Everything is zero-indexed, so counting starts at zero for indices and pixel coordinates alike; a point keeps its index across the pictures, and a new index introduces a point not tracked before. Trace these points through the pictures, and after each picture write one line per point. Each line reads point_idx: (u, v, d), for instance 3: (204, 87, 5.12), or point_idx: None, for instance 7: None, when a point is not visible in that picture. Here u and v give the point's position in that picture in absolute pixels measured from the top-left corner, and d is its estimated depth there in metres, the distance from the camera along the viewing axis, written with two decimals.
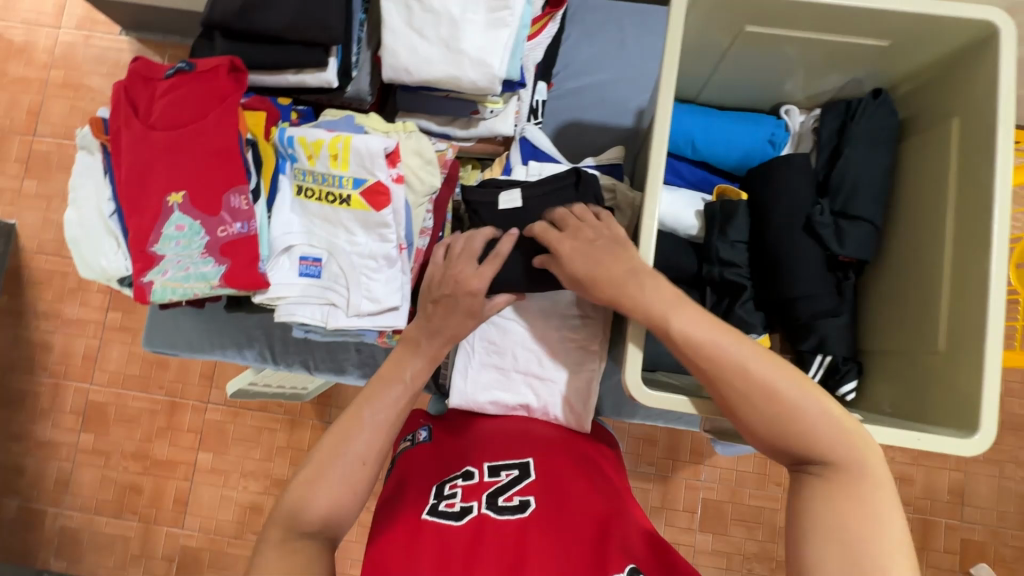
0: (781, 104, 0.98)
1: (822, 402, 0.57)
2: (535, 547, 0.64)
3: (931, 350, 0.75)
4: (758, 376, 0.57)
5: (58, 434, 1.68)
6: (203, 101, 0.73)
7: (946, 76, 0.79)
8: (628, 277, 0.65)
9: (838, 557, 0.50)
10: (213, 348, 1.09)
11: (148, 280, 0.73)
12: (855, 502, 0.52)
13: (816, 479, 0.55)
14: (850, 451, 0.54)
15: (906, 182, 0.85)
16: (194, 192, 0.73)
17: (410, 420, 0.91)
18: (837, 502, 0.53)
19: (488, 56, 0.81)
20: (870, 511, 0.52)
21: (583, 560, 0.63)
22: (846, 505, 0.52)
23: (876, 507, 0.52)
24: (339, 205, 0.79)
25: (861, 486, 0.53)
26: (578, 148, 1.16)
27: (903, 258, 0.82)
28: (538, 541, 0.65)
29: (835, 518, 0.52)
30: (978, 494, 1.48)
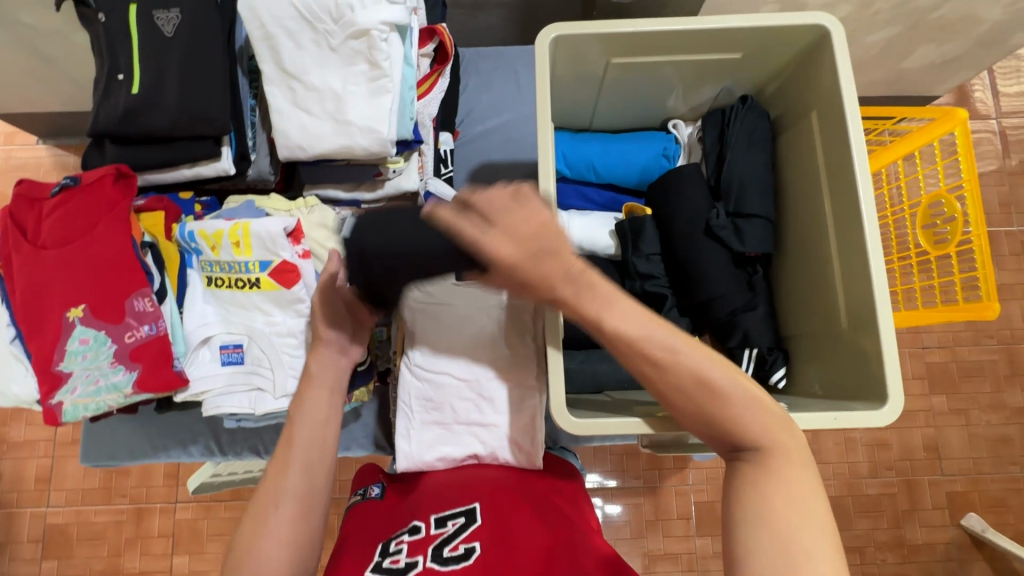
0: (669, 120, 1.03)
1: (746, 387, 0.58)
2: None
3: (838, 327, 0.79)
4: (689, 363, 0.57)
5: (19, 567, 1.58)
6: (92, 213, 0.73)
7: (799, 76, 0.86)
8: None
9: (766, 538, 0.50)
10: (157, 452, 1.06)
11: (58, 400, 0.72)
12: (773, 480, 0.53)
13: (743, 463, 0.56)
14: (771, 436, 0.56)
15: (787, 175, 0.90)
16: (94, 304, 0.72)
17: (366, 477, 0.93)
18: (758, 481, 0.54)
19: (376, 122, 0.83)
20: (785, 486, 0.53)
21: None
22: (770, 486, 0.53)
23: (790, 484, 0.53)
24: (250, 288, 0.80)
25: (779, 465, 0.54)
26: (495, 188, 1.19)
27: (799, 245, 0.87)
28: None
29: (757, 503, 0.52)
30: (951, 445, 1.52)
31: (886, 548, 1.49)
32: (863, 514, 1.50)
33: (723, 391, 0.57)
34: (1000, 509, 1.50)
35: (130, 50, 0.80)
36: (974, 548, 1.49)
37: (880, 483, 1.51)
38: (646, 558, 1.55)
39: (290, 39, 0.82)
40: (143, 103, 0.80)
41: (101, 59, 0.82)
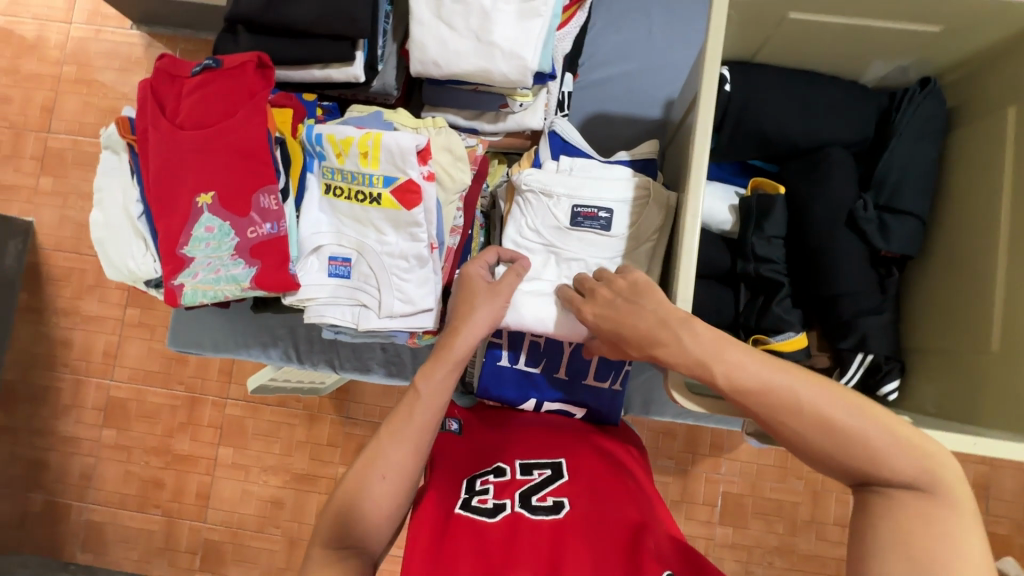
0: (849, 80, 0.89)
1: (886, 421, 0.53)
2: (572, 542, 0.61)
3: (983, 351, 0.73)
4: (811, 403, 0.54)
5: (81, 429, 1.70)
6: (232, 99, 0.71)
7: (1003, 64, 0.76)
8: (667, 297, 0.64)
9: None
10: (238, 348, 1.08)
11: (178, 283, 0.72)
12: (929, 526, 0.48)
13: (888, 500, 0.51)
14: (925, 474, 0.50)
15: (955, 175, 0.81)
16: (224, 193, 0.71)
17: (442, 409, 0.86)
18: (908, 524, 0.49)
19: (521, 48, 0.78)
20: (945, 534, 0.48)
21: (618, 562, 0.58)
22: (925, 529, 0.48)
23: (951, 530, 0.48)
24: (369, 204, 0.77)
25: (936, 508, 0.49)
26: (603, 141, 1.12)
27: (950, 255, 0.80)
28: (574, 539, 0.61)
29: (910, 548, 0.48)
30: (1003, 487, 1.45)
31: None
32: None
33: (871, 433, 0.52)
34: None
35: None
36: None
37: None
38: None
39: None
40: None
41: None
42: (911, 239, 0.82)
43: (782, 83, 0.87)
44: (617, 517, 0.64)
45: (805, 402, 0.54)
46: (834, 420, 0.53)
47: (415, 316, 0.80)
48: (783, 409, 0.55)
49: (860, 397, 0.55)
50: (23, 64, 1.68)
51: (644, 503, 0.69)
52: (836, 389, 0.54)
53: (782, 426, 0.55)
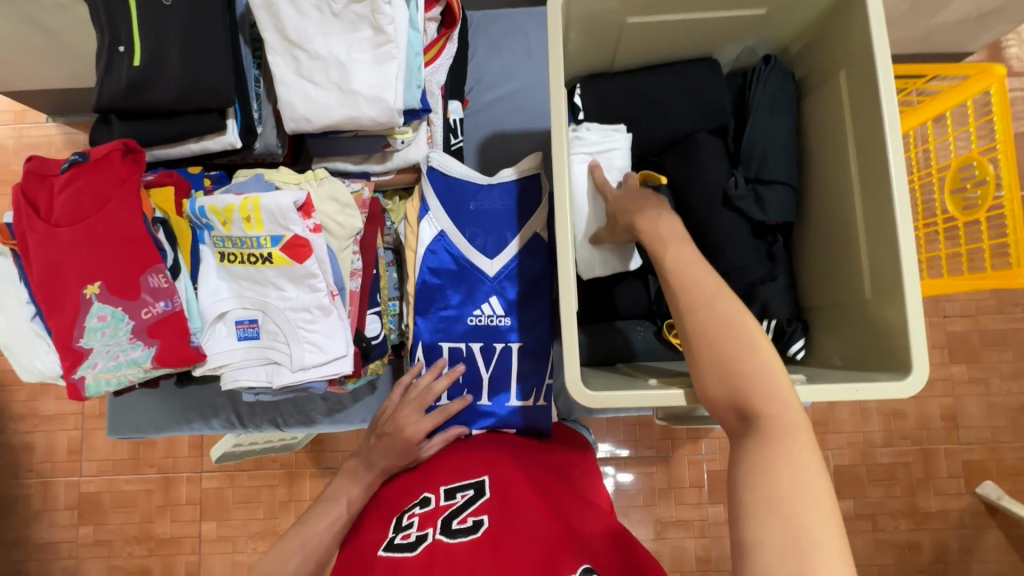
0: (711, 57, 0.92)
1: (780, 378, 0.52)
2: (484, 562, 0.58)
3: (862, 298, 0.77)
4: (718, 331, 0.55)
5: (57, 532, 1.65)
6: (103, 188, 0.73)
7: (829, 33, 0.81)
8: None
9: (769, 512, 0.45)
10: (180, 425, 1.08)
11: (80, 375, 0.73)
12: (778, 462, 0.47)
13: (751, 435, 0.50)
14: (786, 412, 0.50)
15: (812, 139, 0.86)
16: (110, 280, 0.72)
17: None
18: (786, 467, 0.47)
19: (382, 91, 0.81)
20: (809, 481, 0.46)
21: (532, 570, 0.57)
22: (774, 462, 0.47)
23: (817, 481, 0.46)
24: (262, 263, 0.79)
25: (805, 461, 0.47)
26: (506, 159, 1.16)
27: (821, 213, 0.84)
28: (490, 552, 0.60)
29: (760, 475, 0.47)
30: (968, 414, 1.49)
31: (898, 516, 1.49)
32: (876, 482, 1.50)
33: (748, 366, 0.53)
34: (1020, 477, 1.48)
35: (130, 22, 0.79)
36: (988, 515, 1.48)
37: (894, 452, 1.50)
38: (657, 524, 1.56)
39: (292, 5, 0.79)
40: (146, 77, 0.78)
41: (101, 31, 0.81)
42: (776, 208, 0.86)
43: (640, 81, 0.92)
44: (539, 524, 0.63)
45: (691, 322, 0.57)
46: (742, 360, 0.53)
47: (329, 365, 0.81)
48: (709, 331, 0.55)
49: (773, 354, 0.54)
50: None
51: (564, 512, 0.67)
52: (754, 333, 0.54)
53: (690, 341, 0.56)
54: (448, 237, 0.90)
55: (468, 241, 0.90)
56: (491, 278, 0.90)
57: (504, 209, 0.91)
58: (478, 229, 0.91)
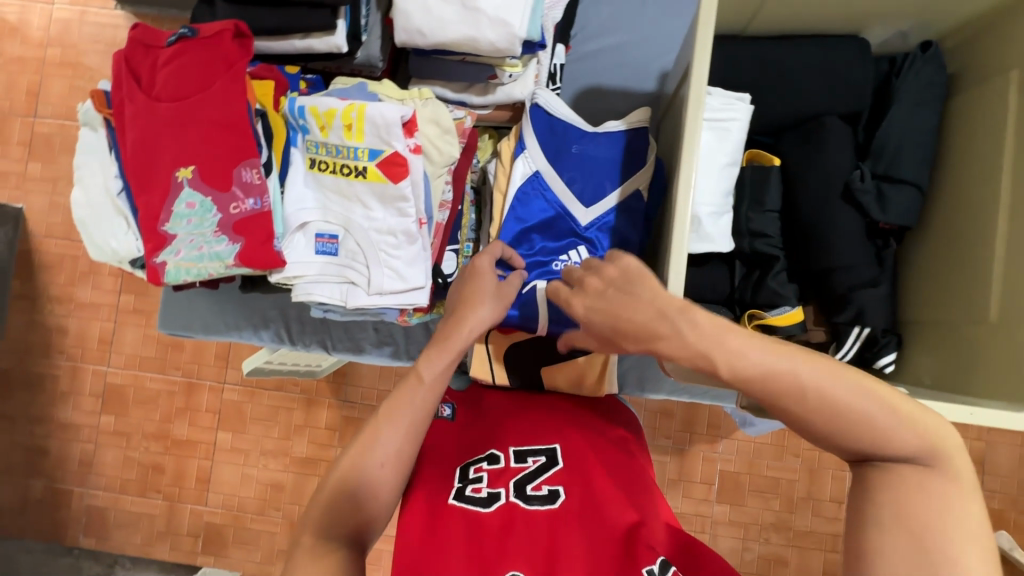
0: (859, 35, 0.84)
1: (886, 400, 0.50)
2: (563, 538, 0.62)
3: (980, 321, 0.72)
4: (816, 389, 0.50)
5: (79, 416, 1.69)
6: (209, 69, 0.69)
7: (1006, 26, 0.73)
8: None
9: (907, 544, 0.46)
10: (229, 330, 1.07)
11: (161, 261, 0.71)
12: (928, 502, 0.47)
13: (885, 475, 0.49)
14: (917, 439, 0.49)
15: (954, 142, 0.79)
16: (204, 167, 0.69)
17: None
18: (912, 494, 0.47)
19: (507, 15, 0.76)
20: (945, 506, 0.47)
21: (607, 561, 0.59)
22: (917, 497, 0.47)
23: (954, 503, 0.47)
24: (355, 177, 0.76)
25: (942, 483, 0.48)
26: (598, 115, 1.10)
27: (949, 223, 0.78)
28: (567, 532, 0.62)
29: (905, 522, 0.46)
30: (999, 462, 1.45)
31: None
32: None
33: (858, 408, 0.49)
34: None
35: None
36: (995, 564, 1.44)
37: None
38: None
39: None
40: None
41: None
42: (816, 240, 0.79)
43: (776, 49, 0.85)
44: (613, 510, 0.64)
45: (772, 395, 0.51)
46: (837, 397, 0.50)
47: (405, 294, 0.79)
48: (791, 391, 0.50)
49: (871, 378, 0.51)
50: (5, 47, 1.63)
51: (637, 496, 0.67)
52: (845, 369, 0.51)
53: (783, 407, 0.51)
54: (542, 178, 0.86)
55: (565, 186, 0.86)
56: (582, 227, 0.87)
57: (608, 158, 0.87)
58: (576, 174, 0.87)
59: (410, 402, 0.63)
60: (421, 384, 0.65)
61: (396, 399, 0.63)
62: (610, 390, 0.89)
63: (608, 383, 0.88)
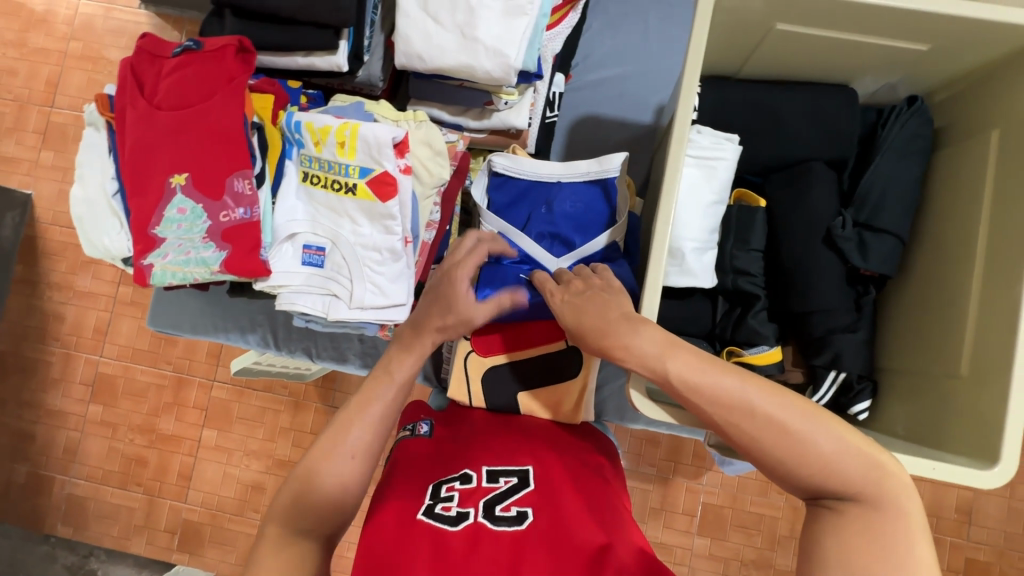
0: (851, 84, 0.86)
1: (838, 434, 0.54)
2: (530, 557, 0.58)
3: (953, 376, 0.71)
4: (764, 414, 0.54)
5: (68, 404, 1.70)
6: (211, 81, 0.72)
7: (991, 85, 0.74)
8: (620, 325, 0.63)
9: None
10: (217, 331, 1.09)
11: (148, 262, 0.73)
12: (872, 538, 0.49)
13: (835, 511, 0.52)
14: (863, 479, 0.52)
15: (938, 196, 0.80)
16: (197, 175, 0.71)
17: (409, 412, 0.86)
18: (855, 535, 0.50)
19: (504, 45, 0.78)
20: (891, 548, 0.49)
21: None
22: (860, 536, 0.50)
23: (900, 546, 0.49)
24: (345, 193, 0.77)
25: (888, 523, 0.50)
26: (595, 144, 1.12)
27: (928, 275, 0.79)
28: (534, 551, 0.59)
29: (847, 551, 0.50)
30: (986, 513, 1.43)
31: None
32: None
33: (812, 441, 0.53)
34: None
35: None
36: None
37: None
38: None
39: None
40: None
41: None
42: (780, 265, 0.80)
43: (768, 94, 0.87)
44: (583, 533, 0.61)
45: (729, 423, 0.56)
46: (786, 426, 0.54)
47: (386, 310, 0.80)
48: (739, 414, 0.55)
49: (823, 411, 0.55)
50: (28, 38, 1.68)
51: (608, 521, 0.64)
52: (798, 400, 0.55)
53: (737, 429, 0.55)
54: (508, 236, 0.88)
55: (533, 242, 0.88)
56: None
57: (585, 216, 0.88)
58: (545, 231, 0.88)
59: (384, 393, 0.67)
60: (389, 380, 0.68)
61: (367, 395, 0.66)
62: (588, 417, 0.88)
63: (585, 411, 0.87)
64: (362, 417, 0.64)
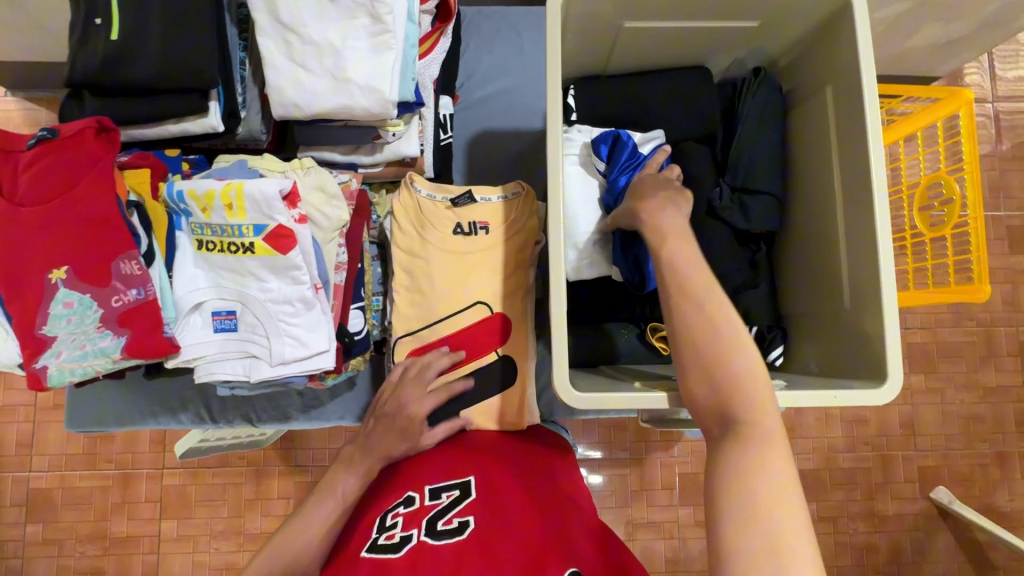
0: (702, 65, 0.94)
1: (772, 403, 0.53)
2: (471, 562, 0.58)
3: (840, 308, 0.79)
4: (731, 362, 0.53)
5: (3, 530, 1.56)
6: (74, 168, 0.69)
7: (817, 48, 0.83)
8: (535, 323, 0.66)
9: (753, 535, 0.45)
10: (145, 419, 1.03)
11: (42, 365, 0.69)
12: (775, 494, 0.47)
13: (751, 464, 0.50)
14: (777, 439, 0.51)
15: (799, 151, 0.88)
16: (79, 265, 0.68)
17: None
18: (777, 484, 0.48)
19: (378, 82, 0.80)
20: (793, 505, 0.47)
21: None
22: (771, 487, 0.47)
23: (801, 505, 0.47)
24: (243, 253, 0.76)
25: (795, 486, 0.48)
26: (495, 157, 1.15)
27: (804, 222, 0.87)
28: (474, 556, 0.59)
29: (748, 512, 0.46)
30: (925, 422, 1.55)
31: (857, 518, 1.54)
32: (838, 486, 1.54)
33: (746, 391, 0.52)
34: (967, 483, 1.55)
35: None
36: (939, 518, 1.54)
37: (855, 457, 1.55)
38: (628, 525, 1.57)
39: None
40: (123, 51, 0.75)
41: (77, 3, 0.77)
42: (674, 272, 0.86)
43: (634, 85, 0.93)
44: (522, 531, 0.62)
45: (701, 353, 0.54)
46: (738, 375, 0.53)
47: (311, 359, 0.79)
48: (715, 348, 0.54)
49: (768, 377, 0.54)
50: None
51: (549, 517, 0.66)
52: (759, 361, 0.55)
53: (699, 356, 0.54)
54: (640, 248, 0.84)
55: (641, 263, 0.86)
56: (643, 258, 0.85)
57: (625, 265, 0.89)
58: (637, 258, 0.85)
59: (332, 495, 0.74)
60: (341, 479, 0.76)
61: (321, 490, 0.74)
62: (534, 418, 0.92)
63: (529, 413, 0.91)
64: (300, 535, 0.69)
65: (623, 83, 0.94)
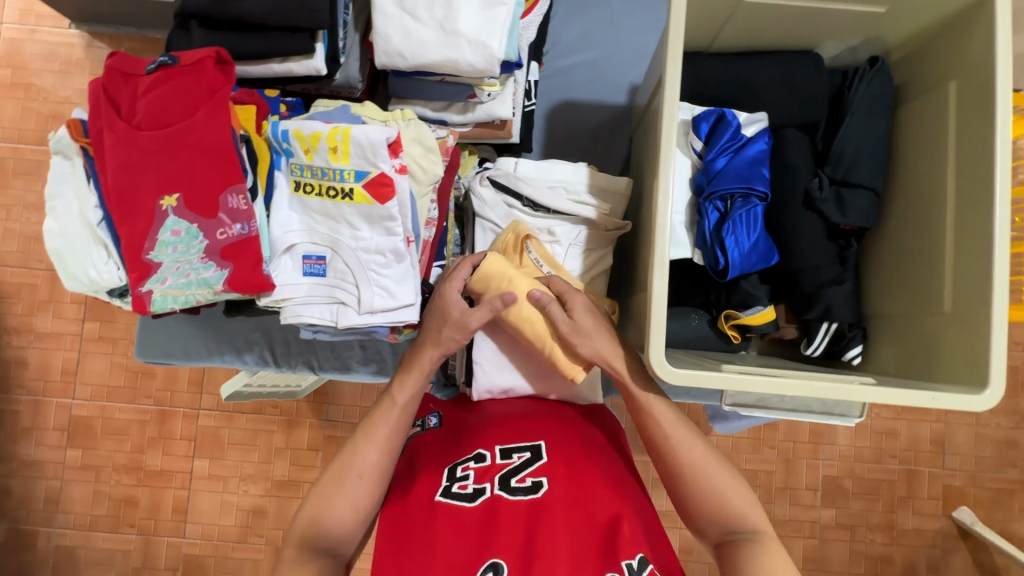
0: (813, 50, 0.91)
1: None
2: (549, 523, 0.66)
3: (937, 312, 0.77)
4: None
5: (43, 452, 1.61)
6: (191, 97, 0.69)
7: (943, 40, 0.80)
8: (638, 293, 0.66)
9: None
10: (211, 355, 1.05)
11: (147, 289, 0.71)
12: None
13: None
14: None
15: (906, 147, 0.85)
16: (190, 194, 0.69)
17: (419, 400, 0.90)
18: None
19: (486, 36, 0.78)
20: None
21: (591, 553, 0.65)
22: None
23: None
24: (341, 199, 0.76)
25: None
26: (571, 129, 1.13)
27: (904, 221, 0.84)
28: (552, 522, 0.67)
29: None
30: (957, 442, 1.53)
31: (875, 529, 1.53)
32: (859, 495, 1.53)
33: None
34: (991, 507, 1.53)
35: None
36: (959, 538, 1.53)
37: (882, 469, 1.53)
38: None
39: None
40: None
41: None
42: (760, 258, 0.86)
43: (738, 64, 0.90)
44: (596, 506, 0.69)
45: None
46: None
47: (396, 311, 0.80)
48: None
49: None
50: None
51: (616, 487, 0.72)
52: None
53: None
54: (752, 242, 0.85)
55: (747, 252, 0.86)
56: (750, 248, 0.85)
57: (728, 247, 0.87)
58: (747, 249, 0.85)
59: (388, 418, 0.77)
60: (394, 403, 0.78)
61: (374, 419, 0.77)
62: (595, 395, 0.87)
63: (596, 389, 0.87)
64: (360, 461, 0.74)
65: (727, 61, 0.91)
